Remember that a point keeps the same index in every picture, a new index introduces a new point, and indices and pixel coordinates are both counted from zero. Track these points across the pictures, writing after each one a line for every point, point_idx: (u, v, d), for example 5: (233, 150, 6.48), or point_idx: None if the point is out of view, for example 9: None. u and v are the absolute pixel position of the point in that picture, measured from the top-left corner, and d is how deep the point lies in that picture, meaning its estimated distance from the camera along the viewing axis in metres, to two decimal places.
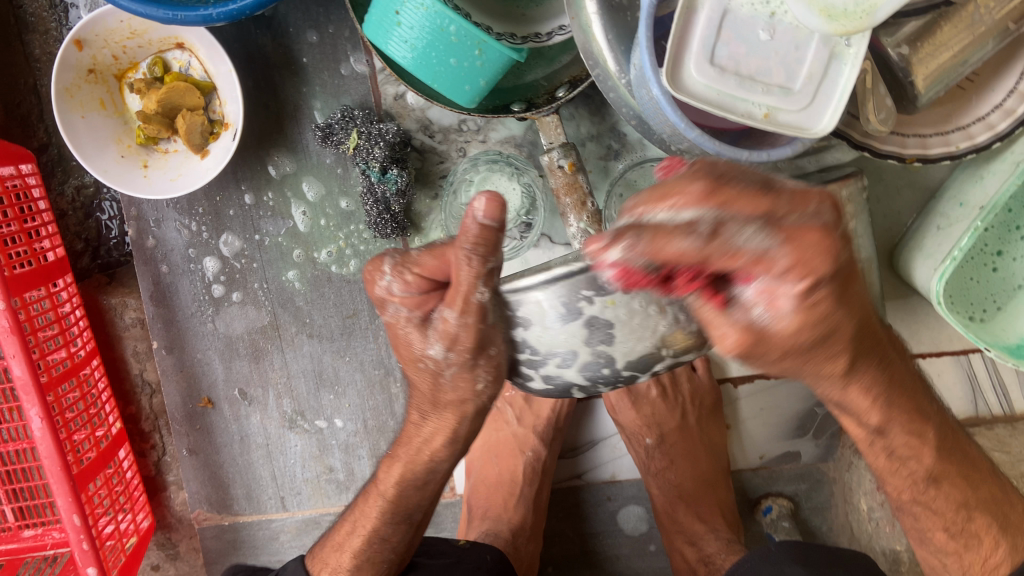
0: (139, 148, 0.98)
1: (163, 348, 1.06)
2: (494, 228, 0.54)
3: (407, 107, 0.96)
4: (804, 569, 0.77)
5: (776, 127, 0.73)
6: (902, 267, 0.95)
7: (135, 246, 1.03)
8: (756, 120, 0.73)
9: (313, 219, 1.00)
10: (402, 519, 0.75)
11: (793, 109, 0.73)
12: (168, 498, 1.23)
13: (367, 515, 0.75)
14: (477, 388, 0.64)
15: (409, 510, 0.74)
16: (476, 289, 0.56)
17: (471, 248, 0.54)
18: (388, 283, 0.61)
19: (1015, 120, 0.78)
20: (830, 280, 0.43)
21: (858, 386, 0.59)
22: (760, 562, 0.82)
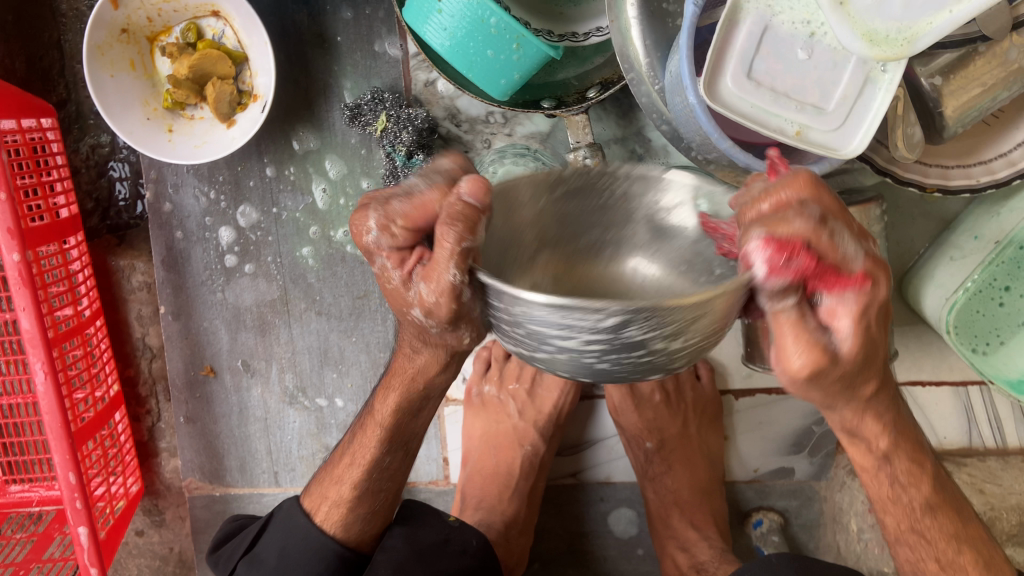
0: (165, 112, 0.98)
1: (170, 313, 1.06)
2: (480, 212, 0.51)
3: (436, 94, 0.96)
4: None
5: (807, 146, 0.74)
6: (913, 295, 0.96)
7: (151, 209, 1.02)
8: (788, 137, 0.74)
9: (332, 197, 1.00)
10: (398, 444, 0.76)
11: (825, 128, 0.75)
12: (158, 465, 1.23)
13: (363, 453, 0.77)
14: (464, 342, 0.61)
15: (404, 436, 0.76)
16: (451, 270, 0.51)
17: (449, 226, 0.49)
18: (376, 240, 0.55)
19: None
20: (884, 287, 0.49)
21: (874, 415, 0.60)
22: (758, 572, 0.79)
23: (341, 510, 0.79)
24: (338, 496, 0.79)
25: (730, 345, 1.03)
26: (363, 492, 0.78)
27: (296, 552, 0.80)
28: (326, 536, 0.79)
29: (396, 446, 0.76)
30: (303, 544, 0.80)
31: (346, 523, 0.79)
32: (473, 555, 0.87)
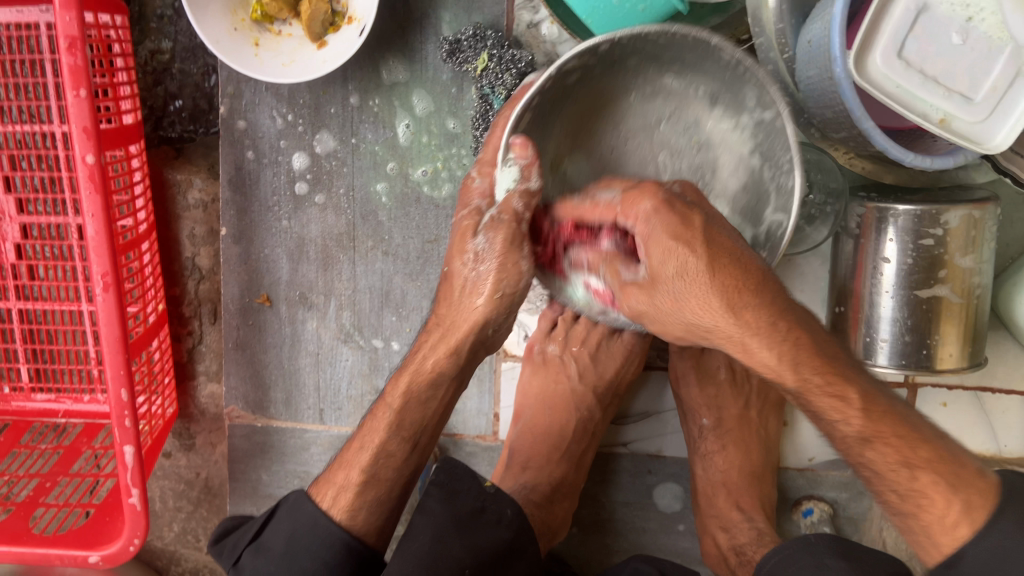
0: (252, 24, 0.93)
1: (230, 236, 1.02)
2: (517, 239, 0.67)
3: (539, 37, 0.91)
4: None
5: (950, 135, 0.72)
6: (1002, 301, 0.94)
7: (224, 125, 0.98)
8: (931, 124, 0.71)
9: (415, 133, 0.96)
10: (410, 432, 0.78)
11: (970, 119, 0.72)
12: (194, 388, 1.20)
13: (378, 428, 0.78)
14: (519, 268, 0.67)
15: (416, 422, 0.78)
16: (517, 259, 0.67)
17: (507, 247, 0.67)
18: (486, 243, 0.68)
19: None
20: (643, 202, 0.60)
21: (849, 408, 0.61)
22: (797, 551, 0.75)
23: (350, 493, 0.77)
24: (346, 481, 0.78)
25: None
26: (373, 475, 0.78)
27: (314, 539, 0.76)
28: (333, 520, 0.77)
29: (404, 432, 0.77)
30: (313, 541, 0.76)
31: (354, 509, 0.77)
32: (508, 526, 0.82)
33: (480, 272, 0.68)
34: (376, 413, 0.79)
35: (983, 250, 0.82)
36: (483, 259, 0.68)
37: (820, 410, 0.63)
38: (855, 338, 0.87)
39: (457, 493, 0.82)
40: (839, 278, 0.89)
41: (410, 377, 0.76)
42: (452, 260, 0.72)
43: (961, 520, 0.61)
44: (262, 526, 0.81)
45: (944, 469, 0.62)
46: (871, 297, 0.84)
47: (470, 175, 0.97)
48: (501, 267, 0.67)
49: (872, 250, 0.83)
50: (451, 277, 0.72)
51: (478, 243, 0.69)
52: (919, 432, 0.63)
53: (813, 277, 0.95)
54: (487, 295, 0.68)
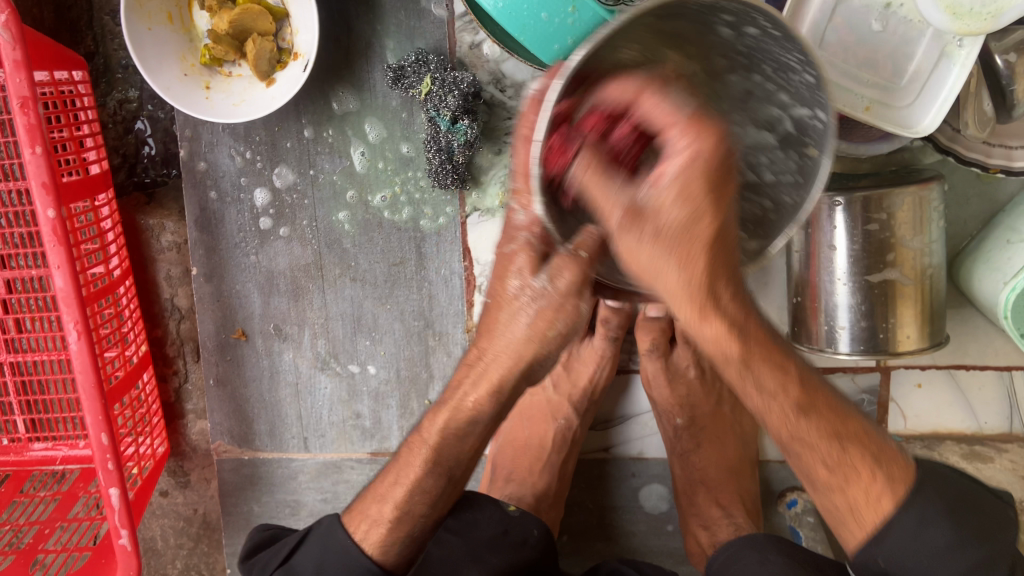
0: (202, 68, 0.95)
1: (202, 275, 1.05)
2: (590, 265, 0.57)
3: (482, 57, 0.93)
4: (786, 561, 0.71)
5: (876, 122, 0.73)
6: (962, 278, 0.94)
7: (185, 168, 1.00)
8: (857, 113, 0.73)
9: (371, 160, 0.98)
10: (446, 470, 0.71)
11: (895, 105, 0.73)
12: (185, 426, 1.22)
13: (412, 462, 0.71)
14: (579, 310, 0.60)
15: (452, 461, 0.71)
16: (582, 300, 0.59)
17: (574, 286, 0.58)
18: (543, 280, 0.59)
19: None
20: (697, 166, 0.46)
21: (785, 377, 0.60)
22: (744, 548, 0.76)
23: (382, 529, 0.71)
24: (380, 514, 0.72)
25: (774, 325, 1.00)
26: (406, 512, 0.71)
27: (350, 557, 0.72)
28: (366, 555, 0.71)
29: (441, 470, 0.71)
30: (344, 564, 0.71)
31: (387, 544, 0.71)
32: (534, 547, 0.82)
33: (524, 299, 0.60)
34: (411, 449, 0.72)
35: (931, 230, 0.83)
36: (541, 294, 0.59)
37: (749, 394, 0.61)
38: (816, 327, 0.87)
39: (477, 523, 0.80)
40: (795, 270, 0.89)
41: (451, 411, 0.69)
42: (497, 289, 0.62)
43: (885, 494, 0.61)
44: (293, 549, 0.76)
45: (869, 442, 0.62)
46: (828, 287, 0.85)
47: (428, 197, 0.99)
48: (554, 304, 0.59)
49: (822, 238, 0.84)
50: (494, 308, 0.63)
51: (537, 277, 0.59)
52: (846, 413, 0.63)
53: (774, 269, 0.96)
54: (532, 327, 0.61)
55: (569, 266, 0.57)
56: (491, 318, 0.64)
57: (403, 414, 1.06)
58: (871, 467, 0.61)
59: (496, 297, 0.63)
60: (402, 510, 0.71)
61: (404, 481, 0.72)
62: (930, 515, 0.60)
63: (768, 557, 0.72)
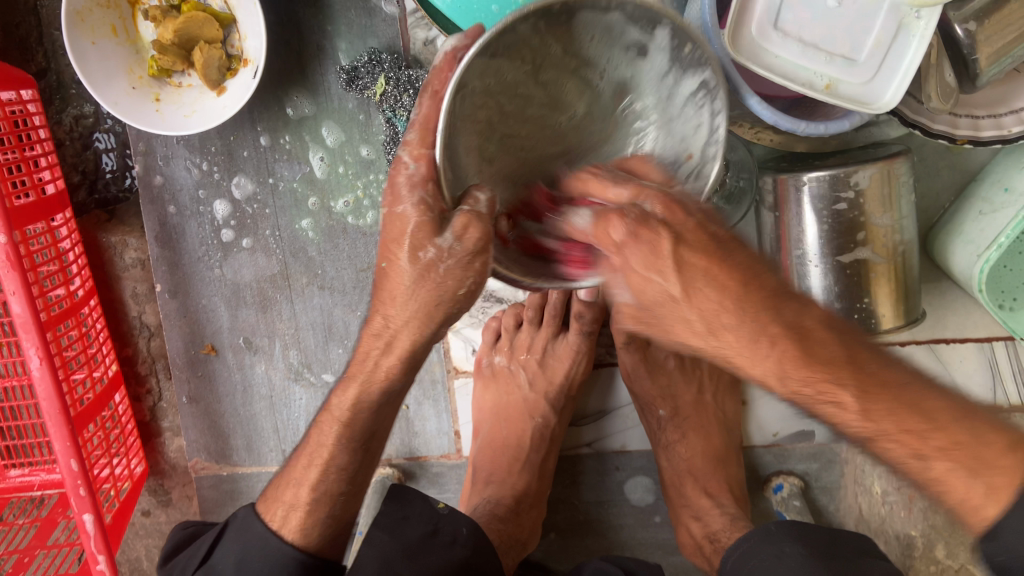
0: (151, 80, 0.93)
1: (166, 291, 1.02)
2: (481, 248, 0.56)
3: (437, 53, 0.91)
4: (807, 550, 0.68)
5: (836, 100, 0.71)
6: (937, 250, 0.93)
7: (141, 183, 0.98)
8: (817, 91, 0.71)
9: (331, 165, 0.96)
10: (360, 442, 0.70)
11: (854, 82, 0.71)
12: (162, 444, 1.20)
13: (325, 439, 0.70)
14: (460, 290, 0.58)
15: (368, 430, 0.70)
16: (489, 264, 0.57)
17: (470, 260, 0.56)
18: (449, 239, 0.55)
19: None
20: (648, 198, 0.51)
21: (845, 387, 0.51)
22: (760, 542, 0.73)
23: (300, 512, 0.71)
24: (296, 499, 0.71)
25: None
26: (324, 492, 0.71)
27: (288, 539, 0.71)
28: (286, 541, 0.70)
29: (355, 444, 0.70)
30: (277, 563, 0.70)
31: (307, 528, 0.71)
32: (464, 545, 0.78)
33: (439, 262, 0.57)
34: (318, 422, 0.72)
35: (900, 207, 0.81)
36: (448, 254, 0.56)
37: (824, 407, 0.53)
38: None
39: (407, 520, 0.78)
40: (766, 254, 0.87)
41: (360, 385, 0.67)
42: (389, 257, 0.59)
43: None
44: (212, 547, 0.74)
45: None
46: (800, 271, 0.83)
47: None
48: (464, 264, 0.56)
49: (791, 221, 0.82)
50: (385, 274, 0.60)
51: (442, 238, 0.56)
52: (920, 404, 0.53)
53: None
54: (437, 288, 0.58)
55: (474, 224, 0.55)
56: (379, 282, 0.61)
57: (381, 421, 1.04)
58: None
59: (388, 266, 0.59)
60: (317, 494, 0.71)
61: (317, 460, 0.71)
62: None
63: (784, 548, 0.70)
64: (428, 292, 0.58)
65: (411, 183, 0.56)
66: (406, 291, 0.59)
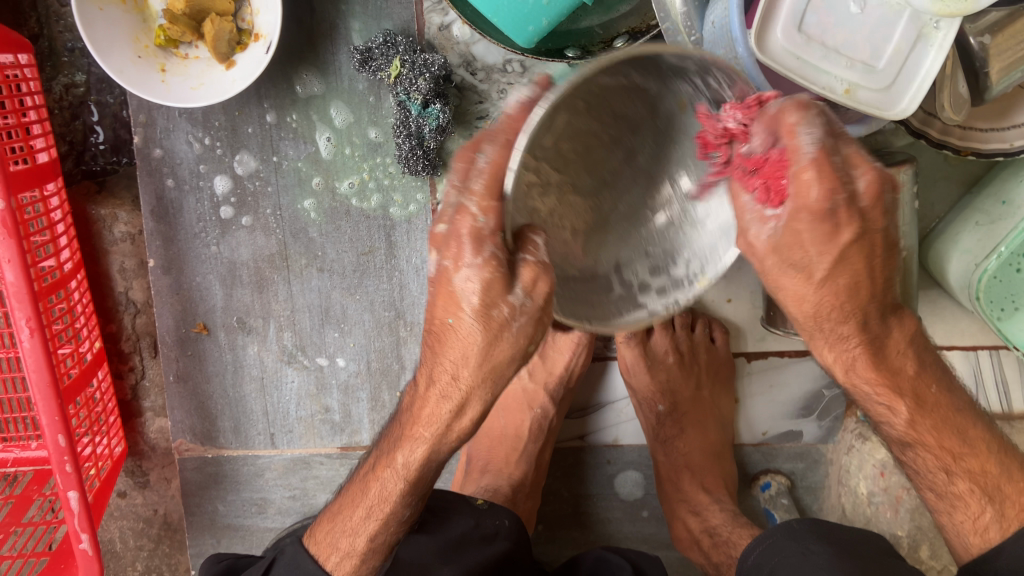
0: (157, 50, 0.90)
1: (159, 267, 1.00)
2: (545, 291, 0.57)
3: (451, 39, 0.91)
4: (832, 549, 0.70)
5: (855, 105, 0.72)
6: (931, 260, 0.95)
7: (140, 154, 0.96)
8: (836, 96, 0.72)
9: (337, 146, 0.95)
10: (422, 493, 0.71)
11: (873, 89, 0.72)
12: (142, 425, 1.18)
13: (390, 495, 0.70)
14: (528, 347, 0.59)
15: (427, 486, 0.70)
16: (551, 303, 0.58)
17: (541, 312, 0.57)
18: (521, 297, 0.55)
19: None
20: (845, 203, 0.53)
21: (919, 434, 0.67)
22: (781, 539, 0.75)
23: (355, 560, 0.72)
24: (352, 548, 0.72)
25: (746, 308, 1.00)
26: (379, 543, 0.72)
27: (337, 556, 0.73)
28: None
29: (415, 496, 0.70)
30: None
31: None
32: (506, 537, 0.83)
33: (511, 321, 0.57)
34: (380, 475, 0.70)
35: (903, 214, 0.83)
36: (521, 311, 0.56)
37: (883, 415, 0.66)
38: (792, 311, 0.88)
39: (449, 520, 0.80)
40: None
41: (430, 445, 0.66)
42: (453, 312, 0.58)
43: (992, 526, 0.66)
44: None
45: (996, 457, 0.67)
46: None
47: (398, 183, 0.96)
48: (534, 318, 0.57)
49: None
50: (450, 330, 0.59)
51: (513, 295, 0.56)
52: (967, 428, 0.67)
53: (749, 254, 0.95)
54: (514, 348, 0.59)
55: (542, 276, 0.56)
56: (443, 338, 0.60)
57: (374, 407, 1.04)
58: (995, 473, 0.66)
59: (454, 323, 0.58)
60: (374, 545, 0.72)
61: (379, 514, 0.71)
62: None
63: (808, 546, 0.72)
64: (502, 344, 0.58)
65: (478, 237, 0.53)
66: (477, 348, 0.58)
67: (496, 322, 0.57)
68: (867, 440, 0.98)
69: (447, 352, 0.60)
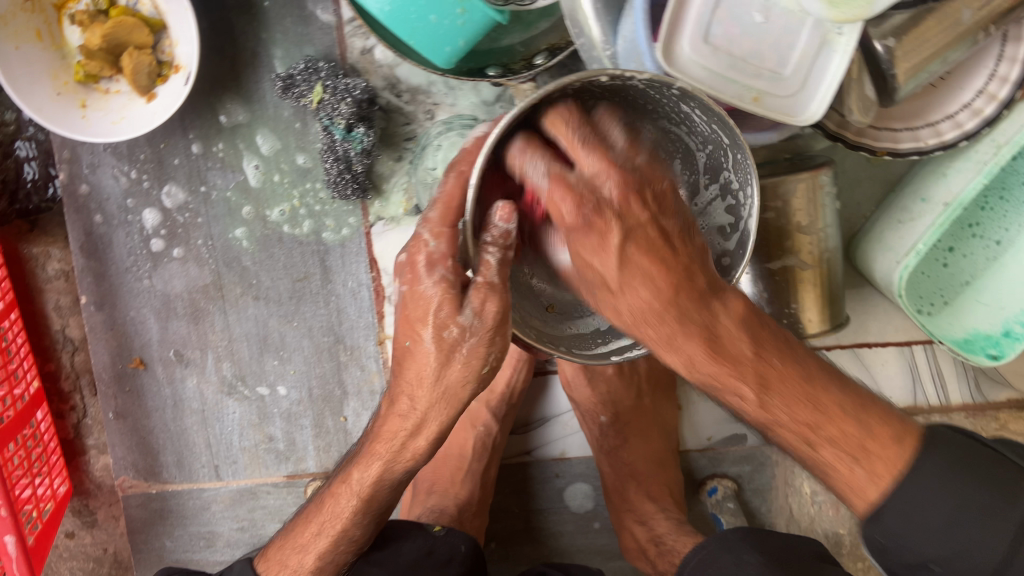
0: (77, 86, 0.90)
1: (92, 303, 0.99)
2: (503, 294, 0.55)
3: (374, 62, 0.91)
4: (764, 559, 0.71)
5: (764, 112, 0.73)
6: (857, 258, 0.97)
7: (66, 192, 0.95)
8: (745, 104, 0.72)
9: (266, 174, 0.94)
10: (377, 512, 0.70)
11: (781, 94, 0.73)
12: (87, 463, 1.16)
13: (342, 512, 0.70)
14: (483, 369, 0.58)
15: (384, 503, 0.70)
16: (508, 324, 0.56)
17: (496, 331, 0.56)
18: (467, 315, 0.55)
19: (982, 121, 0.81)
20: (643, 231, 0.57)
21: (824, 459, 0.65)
22: (717, 549, 0.76)
23: None
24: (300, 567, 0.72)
25: None
26: (331, 563, 0.72)
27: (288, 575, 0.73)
28: None
29: (372, 513, 0.70)
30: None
31: None
32: (460, 563, 0.83)
33: (462, 341, 0.56)
34: (334, 492, 0.71)
35: (825, 215, 0.83)
36: (470, 331, 0.56)
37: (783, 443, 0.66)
38: None
39: (401, 550, 0.79)
40: None
41: (384, 463, 0.66)
42: (410, 336, 0.58)
43: None
44: None
45: (851, 413, 0.60)
46: None
47: (329, 209, 0.96)
48: (485, 340, 0.56)
49: None
50: (408, 353, 0.59)
51: (463, 314, 0.55)
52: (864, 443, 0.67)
53: None
54: (466, 367, 0.58)
55: (491, 297, 0.54)
56: (401, 359, 0.60)
57: (318, 433, 1.03)
58: (857, 431, 0.59)
59: (412, 346, 0.58)
60: (321, 563, 0.72)
61: (329, 530, 0.71)
62: (928, 484, 0.57)
63: (744, 556, 0.72)
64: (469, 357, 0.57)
65: (431, 262, 0.55)
66: (431, 370, 0.58)
67: (446, 344, 0.56)
68: None
69: (404, 374, 0.60)
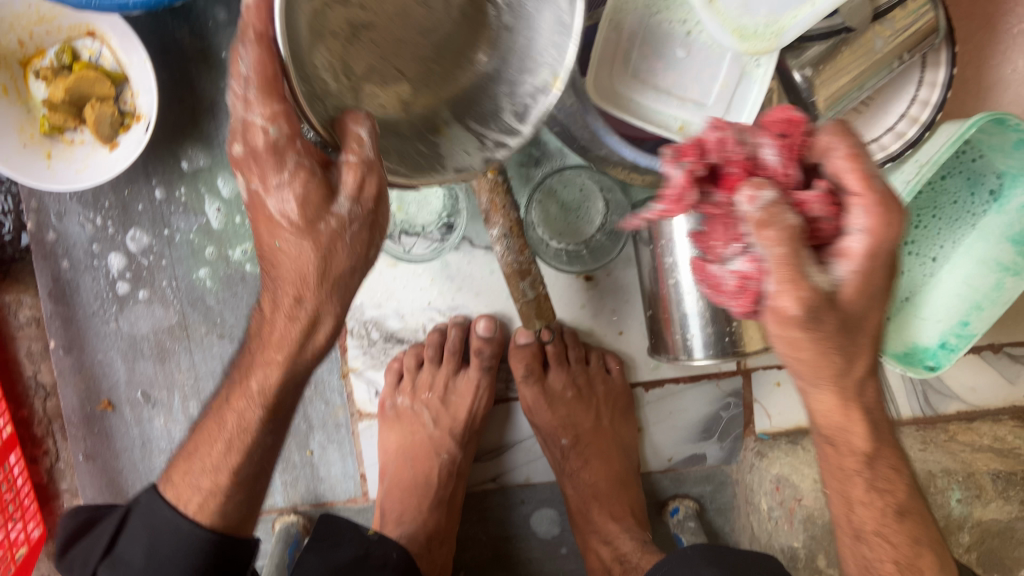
0: (43, 138, 0.94)
1: (60, 347, 1.02)
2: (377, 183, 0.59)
3: None
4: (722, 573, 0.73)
5: (690, 141, 0.72)
6: None
7: (33, 239, 0.98)
8: (671, 133, 0.72)
9: (228, 216, 0.98)
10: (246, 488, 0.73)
11: (706, 124, 0.73)
12: (61, 508, 1.17)
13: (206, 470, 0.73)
14: (369, 254, 0.63)
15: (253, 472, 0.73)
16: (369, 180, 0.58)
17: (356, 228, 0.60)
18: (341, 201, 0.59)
19: (905, 143, 0.84)
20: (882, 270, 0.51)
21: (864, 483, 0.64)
22: (676, 566, 0.77)
23: None
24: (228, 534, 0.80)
25: (639, 337, 1.03)
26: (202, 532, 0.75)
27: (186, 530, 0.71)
28: None
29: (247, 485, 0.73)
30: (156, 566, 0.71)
31: None
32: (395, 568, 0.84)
33: (345, 230, 0.60)
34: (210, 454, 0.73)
35: None
36: (351, 220, 0.60)
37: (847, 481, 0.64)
38: (671, 336, 0.91)
39: (337, 546, 0.83)
40: (645, 286, 0.94)
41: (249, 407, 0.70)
42: (277, 235, 0.60)
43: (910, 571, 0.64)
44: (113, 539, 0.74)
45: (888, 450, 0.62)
46: (676, 297, 0.89)
47: None
48: (367, 226, 0.61)
49: (664, 253, 0.88)
50: (279, 254, 0.61)
51: (339, 205, 0.59)
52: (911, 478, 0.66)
53: (631, 287, 1.01)
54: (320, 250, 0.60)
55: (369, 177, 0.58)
56: (274, 262, 0.62)
57: (285, 468, 1.05)
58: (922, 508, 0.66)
59: (282, 246, 0.61)
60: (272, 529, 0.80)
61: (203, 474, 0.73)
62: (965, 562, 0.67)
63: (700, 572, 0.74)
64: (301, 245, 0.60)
65: (275, 147, 0.56)
66: (313, 266, 0.61)
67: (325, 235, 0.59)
68: (764, 457, 1.03)
69: (285, 275, 0.63)
